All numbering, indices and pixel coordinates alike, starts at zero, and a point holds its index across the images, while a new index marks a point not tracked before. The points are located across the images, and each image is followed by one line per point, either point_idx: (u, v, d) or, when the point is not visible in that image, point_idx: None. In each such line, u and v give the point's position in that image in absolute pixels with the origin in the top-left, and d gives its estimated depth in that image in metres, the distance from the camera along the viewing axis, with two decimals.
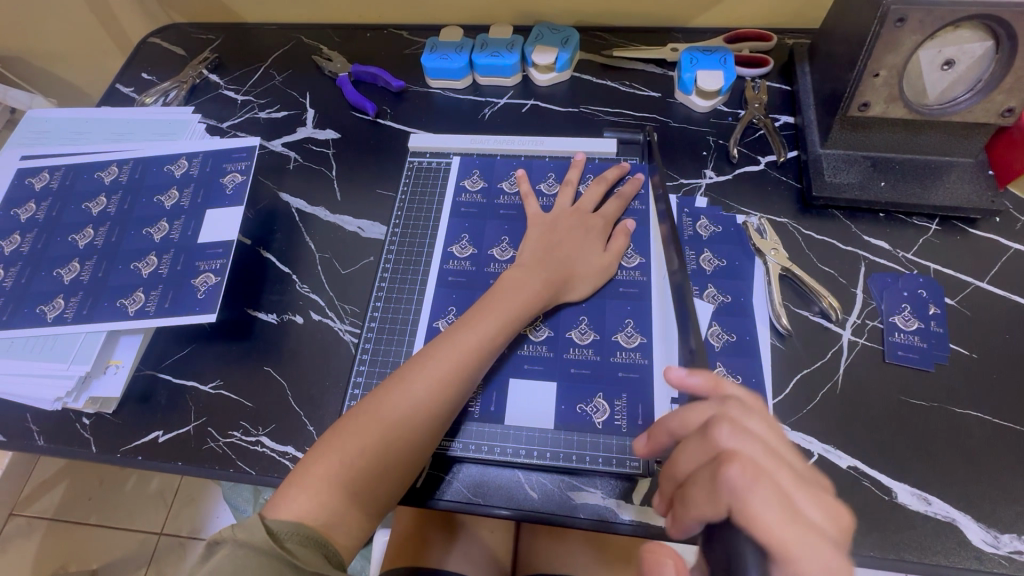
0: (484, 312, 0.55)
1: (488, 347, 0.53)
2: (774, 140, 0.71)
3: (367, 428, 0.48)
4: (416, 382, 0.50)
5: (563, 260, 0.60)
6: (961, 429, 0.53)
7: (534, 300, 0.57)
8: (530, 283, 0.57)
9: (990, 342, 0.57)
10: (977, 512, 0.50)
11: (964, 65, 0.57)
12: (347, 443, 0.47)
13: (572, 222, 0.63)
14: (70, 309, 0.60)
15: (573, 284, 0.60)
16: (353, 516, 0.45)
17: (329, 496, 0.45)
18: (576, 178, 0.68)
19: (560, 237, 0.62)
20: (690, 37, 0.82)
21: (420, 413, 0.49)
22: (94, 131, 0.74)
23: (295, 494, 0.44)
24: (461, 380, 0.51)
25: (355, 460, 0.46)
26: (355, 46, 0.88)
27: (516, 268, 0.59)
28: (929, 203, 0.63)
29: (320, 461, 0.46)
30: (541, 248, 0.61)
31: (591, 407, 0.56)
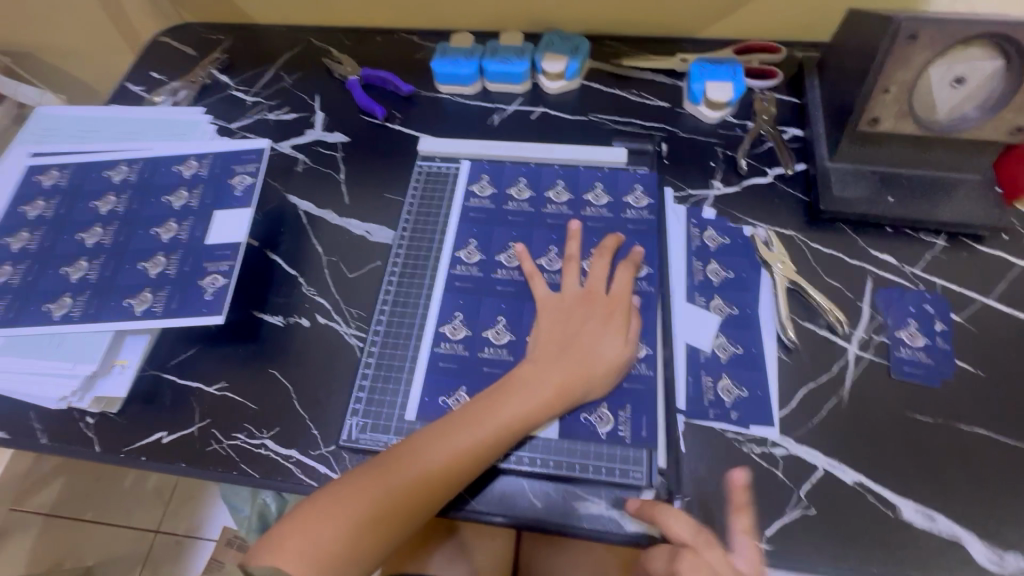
0: (489, 403, 0.53)
1: (487, 447, 0.51)
2: (783, 152, 0.71)
3: (354, 507, 0.48)
4: (409, 474, 0.50)
5: (572, 350, 0.56)
6: (966, 446, 0.53)
7: (545, 405, 0.53)
8: (540, 385, 0.54)
9: (996, 359, 0.57)
10: (980, 530, 0.50)
11: (973, 82, 0.58)
12: (333, 517, 0.48)
13: (590, 309, 0.59)
14: (76, 308, 0.60)
15: (589, 388, 0.55)
16: None
17: (309, 565, 0.47)
18: (577, 252, 0.63)
19: (576, 322, 0.58)
20: (699, 48, 0.82)
21: (409, 502, 0.49)
22: (104, 130, 0.74)
23: (282, 552, 0.47)
24: (454, 480, 0.50)
25: (339, 534, 0.48)
26: (364, 50, 0.88)
27: (528, 364, 0.56)
28: (937, 219, 0.63)
29: (309, 524, 0.48)
30: (554, 343, 0.57)
31: (595, 421, 0.55)
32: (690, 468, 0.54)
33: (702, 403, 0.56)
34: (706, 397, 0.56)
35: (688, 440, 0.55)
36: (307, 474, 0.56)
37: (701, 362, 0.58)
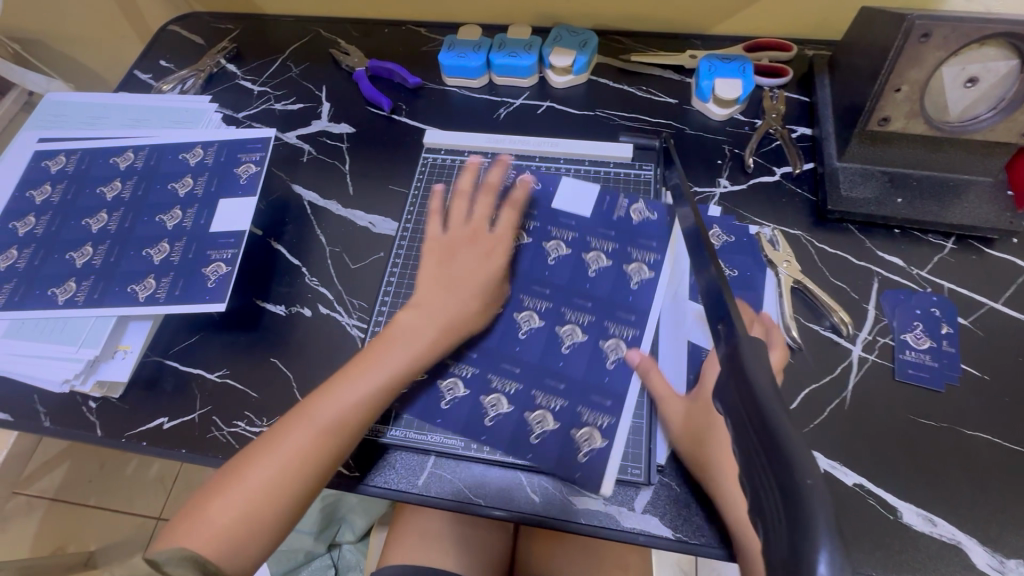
0: (370, 361, 0.52)
1: (365, 402, 0.50)
2: (791, 152, 0.71)
3: (246, 480, 0.47)
4: (296, 436, 0.48)
5: (454, 289, 0.56)
6: (970, 451, 0.53)
7: (424, 352, 0.53)
8: (419, 339, 0.54)
9: (1003, 364, 0.57)
10: (983, 536, 0.49)
11: (987, 83, 0.57)
12: (225, 493, 0.46)
13: (474, 245, 0.59)
14: (80, 293, 0.60)
15: (467, 329, 0.56)
16: (244, 553, 0.45)
17: (212, 537, 0.45)
18: (519, 200, 0.63)
19: (453, 258, 0.58)
20: (709, 45, 0.81)
21: (296, 466, 0.47)
22: (112, 117, 0.74)
23: (179, 534, 0.45)
24: (339, 436, 0.49)
25: (231, 510, 0.46)
26: (372, 42, 0.88)
27: (410, 313, 0.55)
28: (947, 221, 0.62)
29: (212, 499, 0.46)
30: (437, 276, 0.57)
31: (536, 415, 0.55)
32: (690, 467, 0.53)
33: None
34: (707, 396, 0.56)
35: None
36: None
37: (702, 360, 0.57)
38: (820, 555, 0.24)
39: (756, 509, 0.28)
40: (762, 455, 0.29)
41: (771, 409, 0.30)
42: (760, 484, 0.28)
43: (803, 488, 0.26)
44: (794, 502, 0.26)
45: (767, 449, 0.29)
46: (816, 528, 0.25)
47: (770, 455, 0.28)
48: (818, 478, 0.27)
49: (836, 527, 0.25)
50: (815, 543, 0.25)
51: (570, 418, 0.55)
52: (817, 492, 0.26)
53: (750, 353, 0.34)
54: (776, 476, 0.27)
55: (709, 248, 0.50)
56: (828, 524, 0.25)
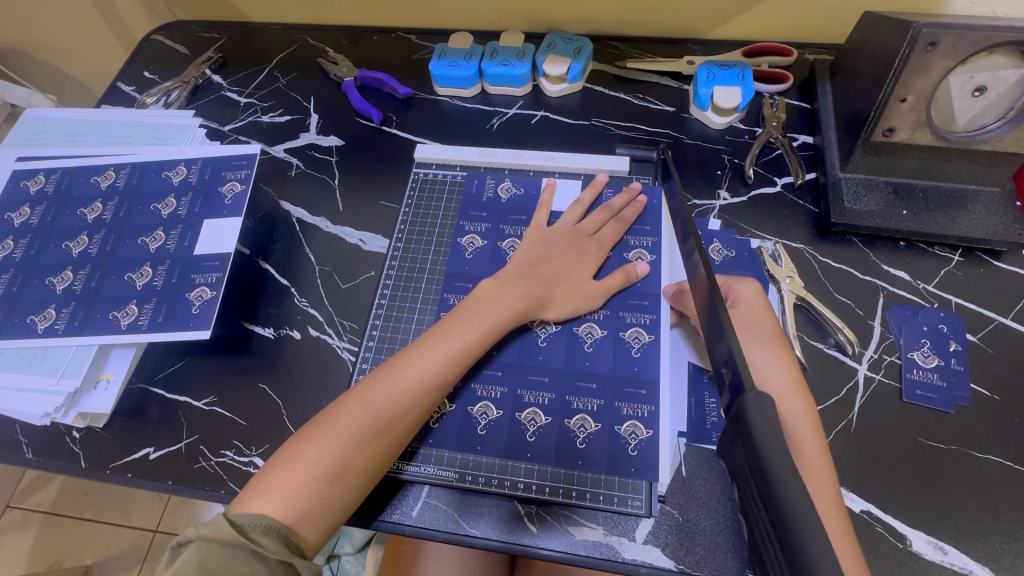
0: (458, 320, 0.54)
1: (457, 359, 0.52)
2: (793, 162, 0.69)
3: (339, 426, 0.47)
4: (385, 388, 0.49)
5: (550, 279, 0.58)
6: (980, 475, 0.51)
7: (507, 317, 0.55)
8: (502, 306, 0.55)
9: (1013, 383, 0.55)
10: (996, 565, 0.48)
11: (996, 91, 0.55)
12: (317, 438, 0.46)
13: (565, 242, 0.61)
14: (60, 320, 0.58)
15: (553, 305, 0.57)
16: (330, 510, 0.45)
17: (305, 488, 0.44)
18: (588, 199, 0.66)
19: (548, 254, 0.60)
20: (707, 49, 0.79)
21: (389, 418, 0.48)
22: (92, 134, 0.72)
23: (263, 488, 0.44)
24: (429, 390, 0.50)
25: (326, 457, 0.45)
26: (361, 49, 0.86)
27: (492, 281, 0.57)
28: (953, 234, 0.60)
29: (305, 449, 0.45)
30: (525, 263, 0.59)
31: (576, 421, 0.54)
32: (690, 494, 0.51)
33: (705, 426, 0.54)
34: (708, 421, 0.54)
35: (690, 465, 0.52)
36: None
37: (703, 384, 0.55)
38: None
39: None
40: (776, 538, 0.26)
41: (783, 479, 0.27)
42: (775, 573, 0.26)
43: None
44: None
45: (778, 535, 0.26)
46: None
47: (785, 545, 0.26)
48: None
49: None
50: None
51: (610, 415, 0.54)
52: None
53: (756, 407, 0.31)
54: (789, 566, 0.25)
55: (693, 225, 0.49)
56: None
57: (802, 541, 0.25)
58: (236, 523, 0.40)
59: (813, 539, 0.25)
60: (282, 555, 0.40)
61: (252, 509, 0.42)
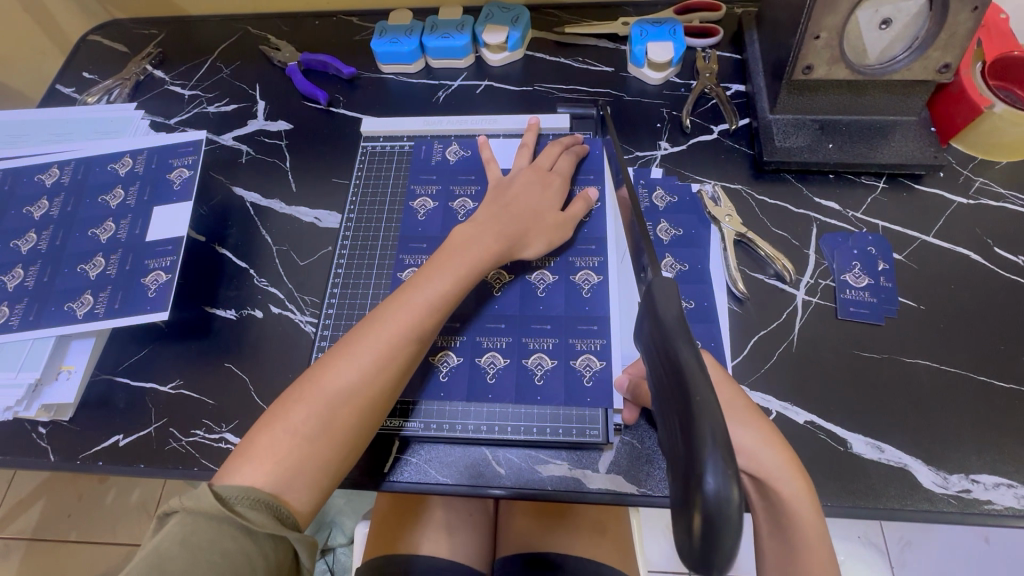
0: (433, 270, 0.53)
1: (438, 306, 0.52)
2: (726, 108, 0.72)
3: (323, 386, 0.47)
4: (367, 344, 0.49)
5: (522, 216, 0.59)
6: (911, 378, 0.55)
7: (484, 262, 0.55)
8: (479, 252, 0.55)
9: (936, 293, 0.59)
10: (927, 457, 0.52)
11: (901, 23, 0.58)
12: (303, 399, 0.46)
13: (527, 177, 0.62)
14: (15, 316, 0.58)
15: (529, 241, 0.59)
16: (321, 471, 0.45)
17: (293, 451, 0.44)
18: (532, 142, 0.68)
19: (515, 192, 0.61)
20: (641, 10, 0.81)
21: (374, 373, 0.48)
22: (33, 133, 0.71)
23: (251, 455, 0.44)
24: (411, 341, 0.50)
25: (313, 416, 0.46)
26: (303, 35, 0.86)
27: (467, 225, 0.57)
28: (876, 161, 0.64)
29: (290, 414, 0.46)
30: (496, 205, 0.59)
31: (533, 359, 0.57)
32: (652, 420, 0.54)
33: None
34: None
35: None
36: None
37: None
38: (708, 466, 0.26)
39: (670, 441, 0.31)
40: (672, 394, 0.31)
41: (677, 338, 0.32)
42: (668, 414, 0.31)
43: (694, 407, 0.28)
44: (689, 419, 0.28)
45: (672, 376, 0.31)
46: (703, 449, 0.27)
47: (676, 380, 0.31)
48: (708, 394, 0.29)
49: (728, 439, 0.27)
50: (702, 462, 0.27)
51: (566, 351, 0.57)
52: (705, 409, 0.28)
53: (661, 294, 0.35)
54: (680, 398, 0.30)
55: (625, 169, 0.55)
56: (714, 443, 0.27)
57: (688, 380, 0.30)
58: (221, 493, 0.41)
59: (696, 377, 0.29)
60: (272, 528, 0.41)
61: (240, 478, 0.43)
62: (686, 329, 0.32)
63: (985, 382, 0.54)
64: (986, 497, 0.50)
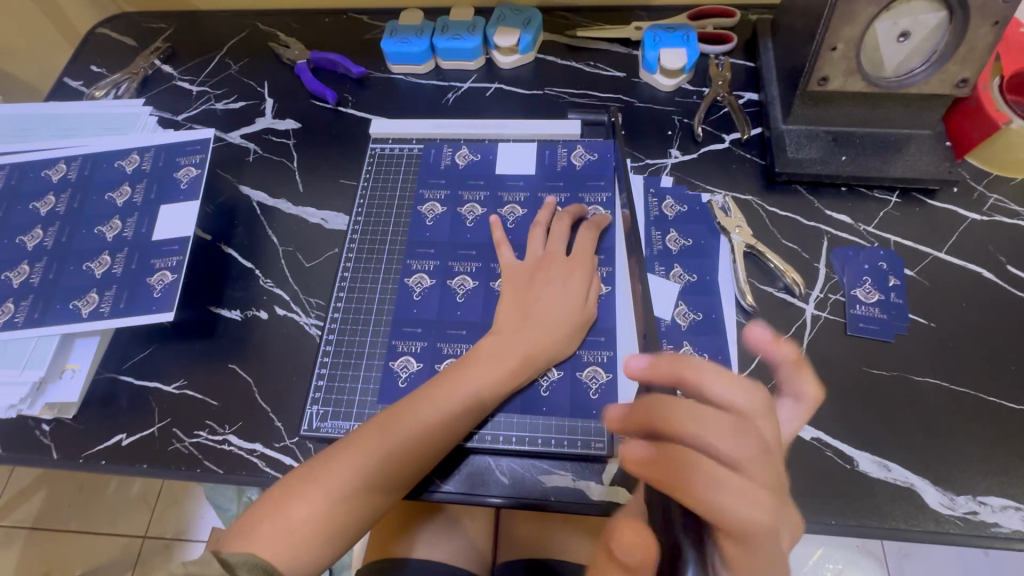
0: (468, 369, 0.52)
1: (464, 412, 0.50)
2: (738, 117, 0.71)
3: (331, 481, 0.46)
4: (375, 449, 0.48)
5: (543, 315, 0.55)
6: (919, 395, 0.55)
7: (513, 365, 0.53)
8: (506, 353, 0.53)
9: (947, 311, 0.58)
10: (935, 477, 0.51)
11: (919, 36, 0.57)
12: (306, 492, 0.46)
13: (552, 272, 0.58)
14: (20, 313, 0.58)
15: (555, 350, 0.55)
16: (324, 552, 0.46)
17: (303, 530, 0.45)
18: (546, 219, 0.62)
19: (538, 288, 0.57)
20: (654, 14, 0.81)
21: (391, 467, 0.48)
22: (41, 128, 0.71)
23: (259, 528, 0.45)
24: (433, 442, 0.49)
25: (326, 501, 0.46)
26: (312, 32, 0.85)
27: (492, 337, 0.54)
28: (889, 175, 0.64)
29: (306, 494, 0.46)
30: (519, 311, 0.56)
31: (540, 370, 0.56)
32: None
33: None
34: None
35: None
36: (271, 466, 0.56)
37: (661, 331, 0.58)
38: None
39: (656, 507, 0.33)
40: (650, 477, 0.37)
41: None
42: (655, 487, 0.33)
43: None
44: None
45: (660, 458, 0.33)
46: None
47: None
48: None
49: None
50: None
51: (572, 362, 0.56)
52: None
53: None
54: None
55: None
56: None
57: None
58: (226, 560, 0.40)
59: None
60: None
61: (245, 548, 0.44)
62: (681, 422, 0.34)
63: (994, 403, 0.54)
64: (993, 519, 0.49)
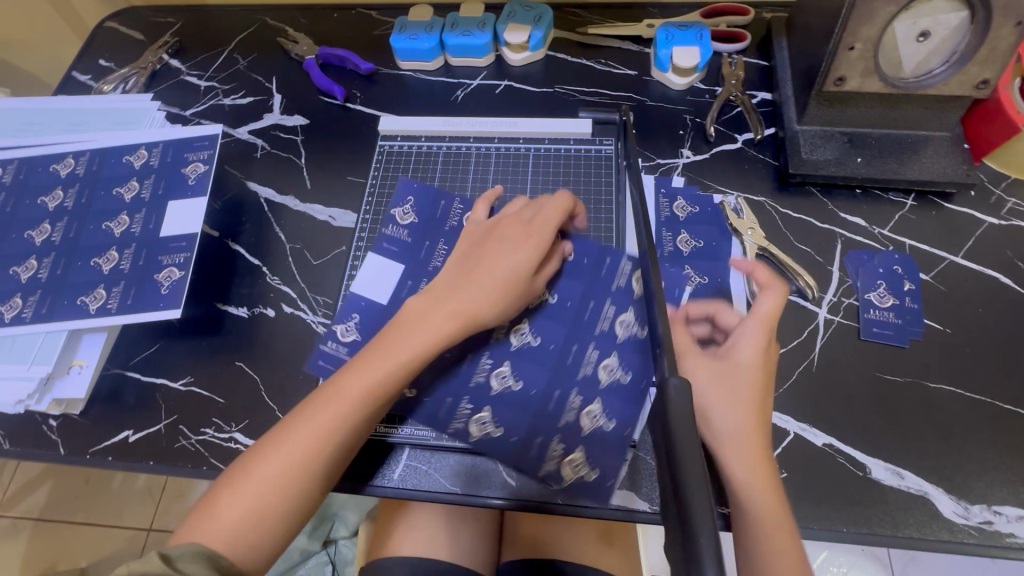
0: (398, 332, 0.51)
1: (392, 371, 0.49)
2: (751, 117, 0.70)
3: (270, 462, 0.45)
4: (300, 427, 0.46)
5: (490, 275, 0.52)
6: (934, 402, 0.54)
7: (447, 325, 0.51)
8: (441, 312, 0.51)
9: (963, 317, 0.57)
10: (949, 485, 0.50)
11: (940, 36, 0.56)
12: (247, 475, 0.45)
13: (503, 235, 0.55)
14: (28, 309, 0.58)
15: (496, 309, 0.52)
16: (274, 533, 0.45)
17: (248, 513, 0.44)
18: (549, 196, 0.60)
19: (489, 250, 0.54)
20: (667, 11, 0.79)
21: (327, 436, 0.46)
22: (49, 122, 0.71)
23: (203, 519, 0.44)
24: (363, 407, 0.48)
25: (267, 482, 0.45)
26: (321, 27, 0.85)
27: (420, 297, 0.53)
28: (906, 178, 0.62)
29: (248, 478, 0.45)
30: (456, 271, 0.54)
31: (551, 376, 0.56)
32: None
33: None
34: None
35: None
36: None
37: None
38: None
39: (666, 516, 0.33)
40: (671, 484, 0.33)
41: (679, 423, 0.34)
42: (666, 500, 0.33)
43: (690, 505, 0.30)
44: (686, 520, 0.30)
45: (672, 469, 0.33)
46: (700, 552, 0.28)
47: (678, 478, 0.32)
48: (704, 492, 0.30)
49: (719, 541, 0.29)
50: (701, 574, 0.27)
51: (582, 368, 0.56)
52: (699, 508, 0.30)
53: (677, 396, 0.35)
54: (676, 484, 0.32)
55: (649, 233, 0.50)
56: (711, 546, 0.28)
57: (686, 469, 0.32)
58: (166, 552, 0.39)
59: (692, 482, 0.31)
60: None
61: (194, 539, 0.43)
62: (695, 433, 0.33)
63: (1010, 411, 0.53)
64: (1008, 530, 0.49)
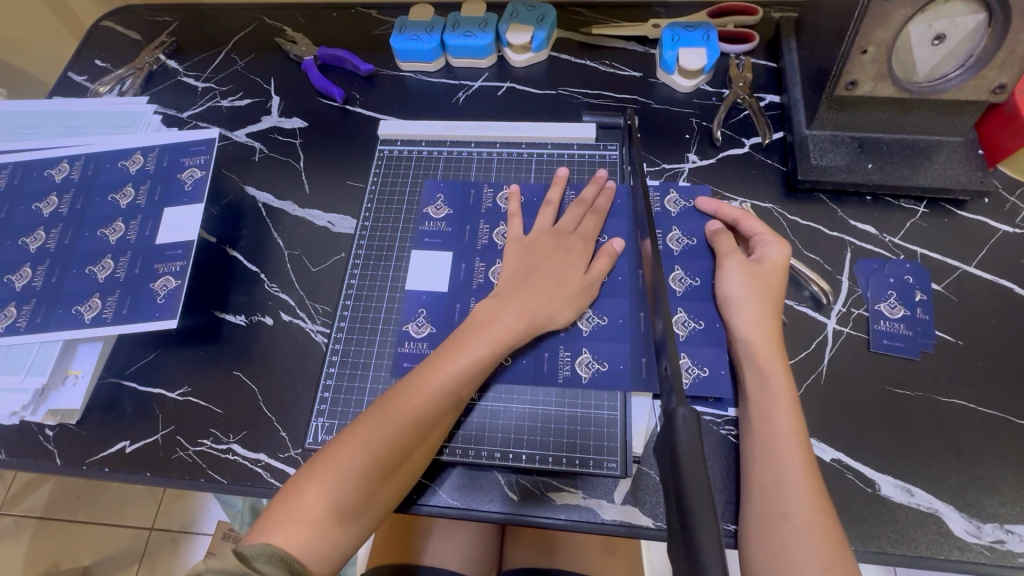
0: (469, 335, 0.52)
1: (469, 372, 0.50)
2: (759, 121, 0.68)
3: (344, 458, 0.45)
4: (375, 427, 0.46)
5: (549, 282, 0.55)
6: (945, 417, 0.53)
7: (516, 327, 0.52)
8: (510, 313, 0.52)
9: (976, 329, 0.56)
10: (961, 503, 0.49)
11: (955, 39, 0.54)
12: (319, 474, 0.44)
13: (552, 245, 0.58)
14: (22, 318, 0.57)
15: (558, 312, 0.54)
16: (346, 533, 0.44)
17: (321, 510, 0.43)
18: (557, 197, 0.63)
19: (538, 260, 0.57)
20: (672, 11, 0.78)
21: (404, 432, 0.47)
22: (44, 125, 0.70)
23: (274, 519, 0.43)
24: (441, 407, 0.48)
25: (342, 479, 0.44)
26: (321, 27, 0.83)
27: (489, 300, 0.54)
28: (918, 185, 0.61)
29: (320, 475, 0.44)
30: (516, 278, 0.56)
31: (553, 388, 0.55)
32: None
33: None
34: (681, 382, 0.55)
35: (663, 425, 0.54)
36: (276, 477, 0.55)
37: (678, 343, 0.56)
38: None
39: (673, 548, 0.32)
40: (676, 513, 0.32)
41: (686, 453, 0.33)
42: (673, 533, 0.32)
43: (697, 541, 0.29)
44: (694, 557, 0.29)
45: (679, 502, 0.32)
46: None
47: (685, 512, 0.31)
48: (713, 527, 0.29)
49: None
50: None
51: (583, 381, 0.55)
52: (706, 543, 0.29)
53: (684, 425, 0.34)
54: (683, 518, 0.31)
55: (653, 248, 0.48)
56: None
57: (693, 502, 0.31)
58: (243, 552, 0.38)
59: (699, 517, 0.30)
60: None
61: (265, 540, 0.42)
62: (701, 462, 0.32)
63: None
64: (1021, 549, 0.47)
